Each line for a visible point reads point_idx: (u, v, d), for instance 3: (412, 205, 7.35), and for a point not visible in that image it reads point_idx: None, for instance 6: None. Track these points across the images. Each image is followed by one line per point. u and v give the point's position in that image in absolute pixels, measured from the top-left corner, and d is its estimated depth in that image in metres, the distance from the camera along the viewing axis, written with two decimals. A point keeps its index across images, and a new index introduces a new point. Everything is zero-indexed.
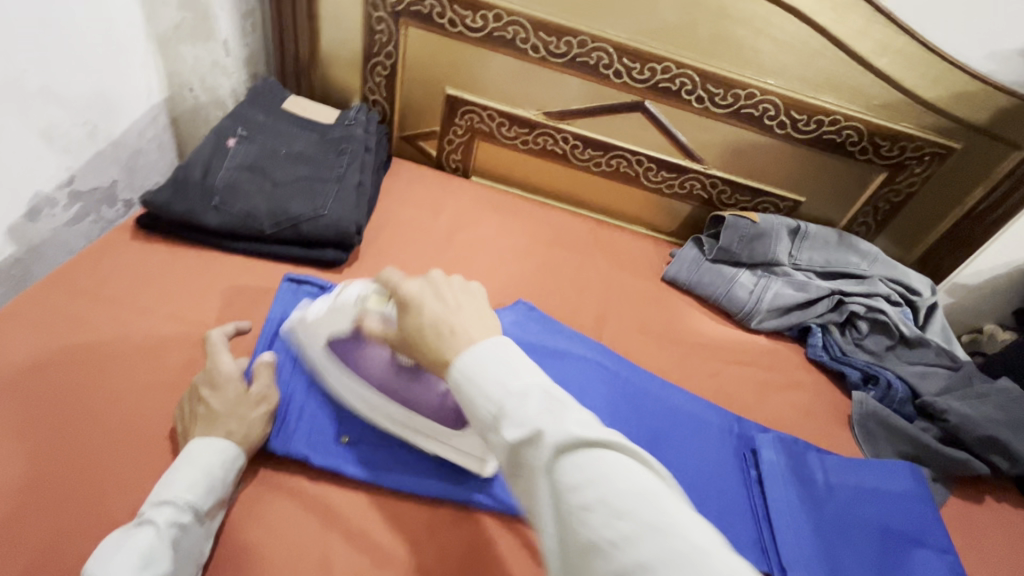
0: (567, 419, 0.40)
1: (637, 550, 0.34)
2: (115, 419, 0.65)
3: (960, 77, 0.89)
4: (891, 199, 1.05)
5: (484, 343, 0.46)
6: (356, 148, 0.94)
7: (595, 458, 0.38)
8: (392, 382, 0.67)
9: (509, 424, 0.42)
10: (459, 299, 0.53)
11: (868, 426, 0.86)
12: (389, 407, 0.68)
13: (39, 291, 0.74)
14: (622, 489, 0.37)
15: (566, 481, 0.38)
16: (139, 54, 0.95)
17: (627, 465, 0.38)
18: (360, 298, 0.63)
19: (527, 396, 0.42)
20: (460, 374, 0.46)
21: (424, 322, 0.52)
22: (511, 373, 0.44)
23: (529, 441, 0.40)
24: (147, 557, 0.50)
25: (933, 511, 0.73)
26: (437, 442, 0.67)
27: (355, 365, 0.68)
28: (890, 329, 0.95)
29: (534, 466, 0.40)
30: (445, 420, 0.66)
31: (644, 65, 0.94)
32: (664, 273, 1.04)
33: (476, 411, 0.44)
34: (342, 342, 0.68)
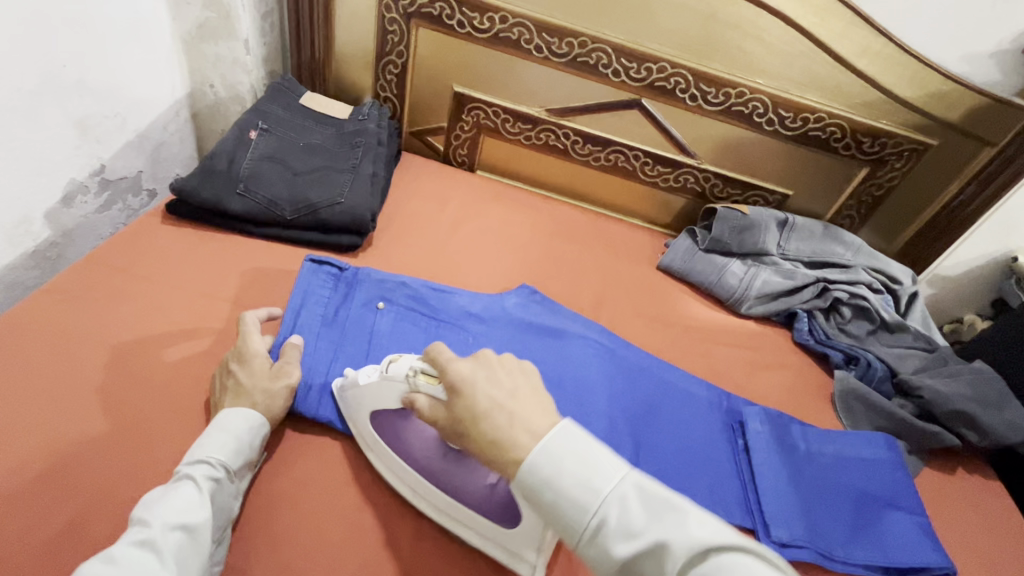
0: (680, 521, 0.43)
1: None
2: (151, 385, 0.70)
3: (934, 78, 0.95)
4: (873, 193, 1.11)
5: (552, 439, 0.48)
6: (369, 142, 1.00)
7: (722, 562, 0.41)
8: (437, 466, 0.62)
9: (617, 536, 0.44)
10: (512, 387, 0.53)
11: (848, 403, 0.92)
12: (431, 492, 0.63)
13: (77, 270, 0.80)
14: None
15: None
16: (165, 52, 1.00)
17: (751, 564, 0.41)
18: (408, 375, 0.58)
19: (628, 504, 0.45)
20: (540, 479, 0.47)
21: (478, 408, 0.52)
22: (600, 475, 0.46)
23: (647, 549, 0.43)
24: (188, 507, 0.52)
25: (906, 476, 0.79)
26: (482, 538, 0.62)
27: (398, 442, 0.64)
28: (872, 315, 1.01)
29: (659, 574, 0.43)
30: (491, 516, 0.60)
31: (641, 65, 1.00)
32: (659, 262, 1.10)
33: (572, 523, 0.46)
34: (391, 417, 0.64)
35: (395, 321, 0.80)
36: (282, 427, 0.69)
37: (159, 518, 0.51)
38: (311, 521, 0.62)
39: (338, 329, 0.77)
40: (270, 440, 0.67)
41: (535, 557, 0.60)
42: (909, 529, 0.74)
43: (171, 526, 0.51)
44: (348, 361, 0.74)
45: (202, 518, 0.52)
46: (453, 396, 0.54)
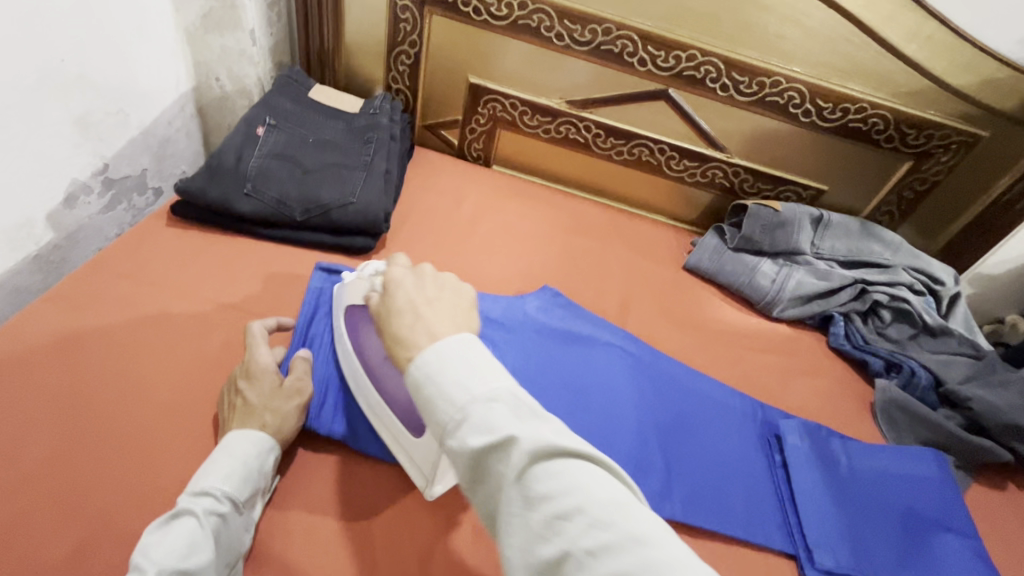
0: (541, 427, 0.40)
1: (617, 559, 0.34)
2: (158, 398, 0.67)
3: (989, 64, 0.88)
4: (915, 187, 1.04)
5: (449, 339, 0.44)
6: (382, 137, 0.96)
7: (568, 468, 0.38)
8: (380, 366, 0.65)
9: (471, 430, 0.40)
10: (441, 296, 0.50)
11: (890, 414, 0.87)
12: (364, 385, 0.65)
13: (81, 276, 0.76)
14: (599, 499, 0.37)
15: (538, 489, 0.37)
16: (168, 44, 0.96)
17: (601, 475, 0.38)
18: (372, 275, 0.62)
19: (495, 404, 0.40)
20: (422, 372, 0.43)
21: (396, 305, 0.49)
22: (475, 376, 0.42)
23: (498, 447, 0.39)
24: (189, 548, 0.49)
25: (957, 497, 0.74)
26: (392, 440, 0.63)
27: (358, 338, 0.67)
28: (913, 318, 0.95)
29: (504, 474, 0.39)
30: (407, 418, 0.62)
31: (669, 53, 0.94)
32: (685, 262, 1.04)
33: (436, 414, 0.41)
34: (359, 314, 0.68)
35: None
36: (295, 444, 0.65)
37: (155, 564, 0.47)
38: (326, 544, 0.58)
39: None
40: (283, 459, 0.64)
41: (431, 471, 0.60)
42: (962, 554, 0.69)
43: (168, 573, 0.47)
44: None
45: (202, 563, 0.49)
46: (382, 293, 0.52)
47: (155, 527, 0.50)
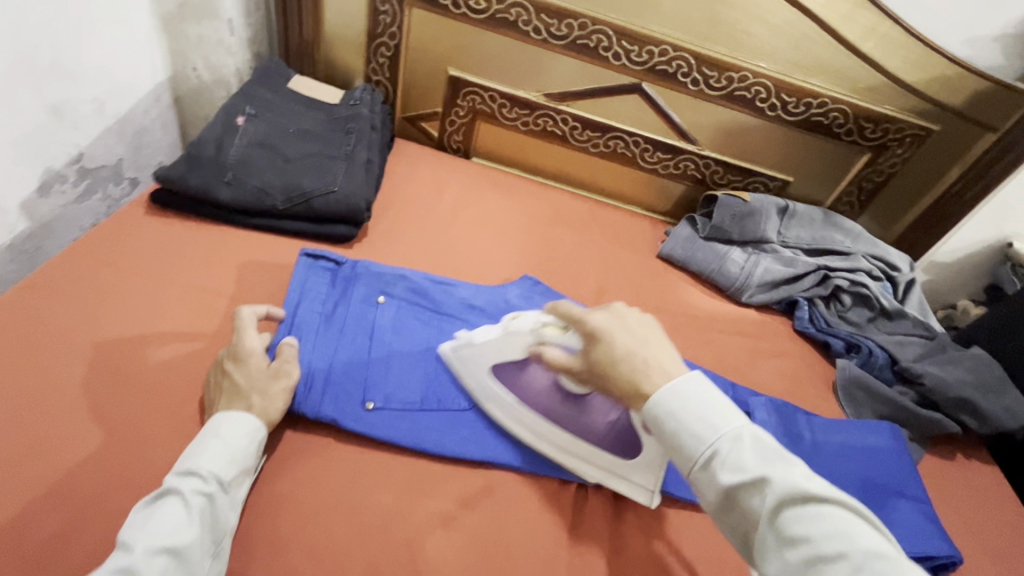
0: (790, 471, 0.48)
1: None
2: (142, 384, 0.67)
3: (939, 62, 0.94)
4: (873, 179, 1.10)
5: (687, 384, 0.54)
6: (363, 128, 0.97)
7: (821, 514, 0.45)
8: (557, 406, 0.70)
9: (727, 470, 0.49)
10: (641, 333, 0.59)
11: (851, 391, 0.92)
12: (556, 432, 0.69)
13: (58, 264, 0.76)
14: (854, 543, 0.44)
15: (793, 528, 0.45)
16: (145, 33, 0.95)
17: (854, 523, 0.45)
18: (536, 328, 0.66)
19: (744, 446, 0.50)
20: (666, 413, 0.53)
21: (618, 353, 0.58)
22: (723, 422, 0.51)
23: (754, 488, 0.48)
24: (175, 527, 0.50)
25: (910, 466, 0.80)
26: (606, 472, 0.68)
27: (519, 391, 0.70)
28: (871, 302, 1.01)
29: (756, 507, 0.48)
30: (612, 447, 0.68)
31: (643, 48, 0.98)
32: (660, 250, 1.08)
33: (688, 449, 0.52)
34: (510, 368, 0.71)
35: (398, 314, 0.78)
36: (281, 425, 0.66)
37: (141, 541, 0.48)
38: (316, 520, 0.59)
39: (337, 326, 0.74)
40: (268, 441, 0.64)
41: (655, 485, 0.67)
42: (915, 518, 0.74)
43: (156, 550, 0.48)
44: (349, 358, 0.71)
45: (188, 540, 0.50)
46: (591, 343, 0.60)
47: (141, 507, 0.51)
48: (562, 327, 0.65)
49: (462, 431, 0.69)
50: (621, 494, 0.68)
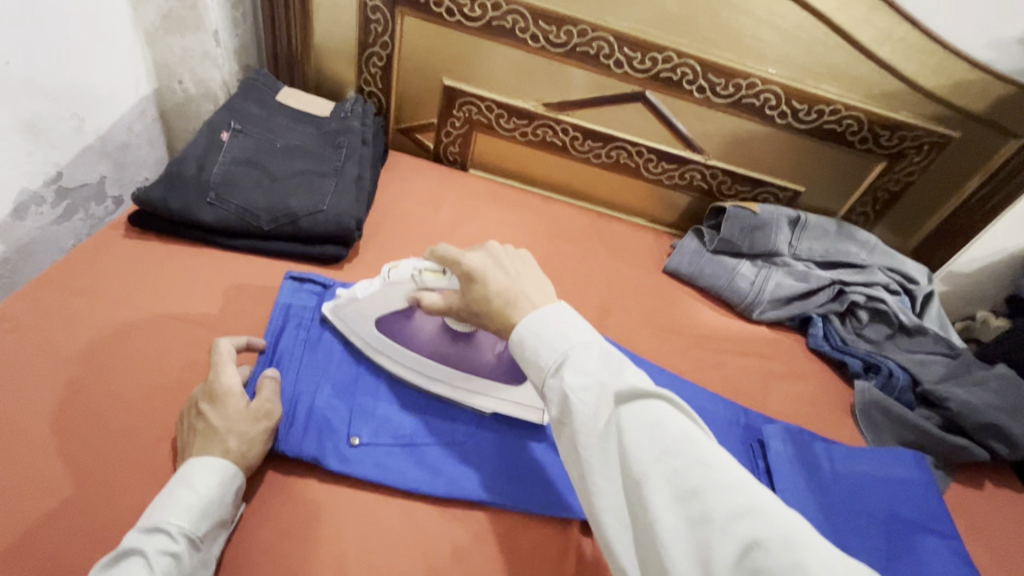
0: (626, 372, 0.46)
1: (688, 476, 0.40)
2: (116, 423, 0.63)
3: (960, 66, 0.89)
4: (889, 188, 1.05)
5: (545, 308, 0.52)
6: (353, 142, 0.93)
7: (647, 407, 0.44)
8: (445, 348, 0.69)
9: (569, 372, 0.47)
10: (513, 269, 0.58)
11: (871, 415, 0.87)
12: (445, 372, 0.69)
13: (31, 292, 0.72)
14: (672, 431, 0.42)
15: (620, 423, 0.44)
16: (126, 46, 0.91)
17: (676, 415, 0.44)
18: (415, 274, 0.63)
19: (586, 351, 0.48)
20: (526, 330, 0.51)
21: (491, 291, 0.56)
22: (573, 332, 0.50)
23: (589, 388, 0.46)
24: None
25: (938, 499, 0.75)
26: (496, 404, 0.68)
27: (405, 339, 0.70)
28: (889, 318, 0.96)
29: (591, 407, 0.45)
30: (500, 377, 0.68)
31: (646, 55, 0.93)
32: (666, 265, 1.04)
33: (538, 360, 0.50)
34: (393, 319, 0.69)
35: None
36: (264, 468, 0.61)
37: None
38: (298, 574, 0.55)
39: (324, 356, 0.70)
40: (248, 486, 0.59)
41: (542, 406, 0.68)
42: (946, 557, 0.69)
43: None
44: (337, 392, 0.67)
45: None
46: (467, 283, 0.58)
47: (100, 569, 0.47)
48: (440, 271, 0.62)
49: (455, 468, 0.64)
50: (514, 420, 0.69)
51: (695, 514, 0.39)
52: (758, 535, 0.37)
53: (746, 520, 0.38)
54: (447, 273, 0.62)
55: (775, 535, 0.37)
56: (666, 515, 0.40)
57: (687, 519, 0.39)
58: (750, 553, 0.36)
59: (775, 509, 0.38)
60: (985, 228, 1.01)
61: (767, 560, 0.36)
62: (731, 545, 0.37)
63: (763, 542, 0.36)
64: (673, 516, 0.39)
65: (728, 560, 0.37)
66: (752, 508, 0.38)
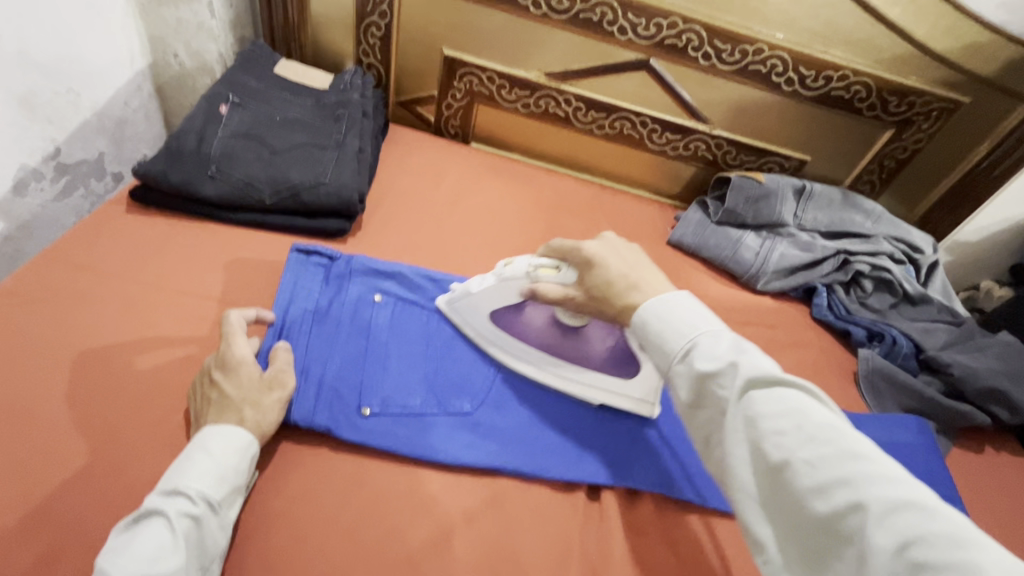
0: (760, 360, 0.47)
1: (834, 467, 0.40)
2: (125, 395, 0.63)
3: (971, 28, 0.87)
4: (897, 156, 1.04)
5: (669, 296, 0.53)
6: (353, 114, 0.91)
7: (784, 394, 0.44)
8: (557, 341, 0.72)
9: (702, 358, 0.48)
10: (631, 256, 0.60)
11: (874, 382, 0.87)
12: (560, 365, 0.72)
13: (34, 268, 0.72)
14: (814, 420, 0.42)
15: (756, 410, 0.44)
16: (120, 17, 0.89)
17: (815, 406, 0.44)
18: (530, 270, 0.64)
19: (718, 338, 0.49)
20: (653, 316, 0.52)
21: (613, 276, 0.57)
22: (701, 319, 0.51)
23: (722, 373, 0.46)
24: (157, 554, 0.46)
25: (940, 463, 0.76)
26: (610, 395, 0.71)
27: (519, 332, 0.73)
28: (894, 287, 0.96)
29: (725, 395, 0.46)
30: (614, 370, 0.71)
31: (650, 21, 0.91)
32: (670, 236, 1.03)
33: (666, 346, 0.51)
34: (507, 313, 0.72)
35: (395, 313, 0.74)
36: (275, 438, 0.62)
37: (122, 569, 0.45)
38: (313, 538, 0.56)
39: (332, 328, 0.70)
40: (261, 454, 0.60)
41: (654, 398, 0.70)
42: None
43: None
44: (345, 363, 0.67)
45: (171, 568, 0.46)
46: (587, 270, 0.60)
47: (122, 529, 0.48)
48: (556, 266, 0.64)
49: (466, 436, 0.65)
50: (623, 410, 0.71)
51: (847, 504, 0.38)
52: (916, 528, 0.35)
53: (905, 514, 0.36)
54: (562, 267, 0.63)
55: (936, 529, 0.35)
56: (815, 502, 0.40)
57: (837, 508, 0.39)
58: (909, 546, 0.35)
59: (938, 505, 0.37)
60: (989, 199, 1.02)
61: (933, 556, 0.34)
62: (890, 538, 0.36)
63: (921, 536, 0.35)
64: (823, 505, 0.39)
65: (887, 554, 0.35)
66: (914, 502, 0.37)
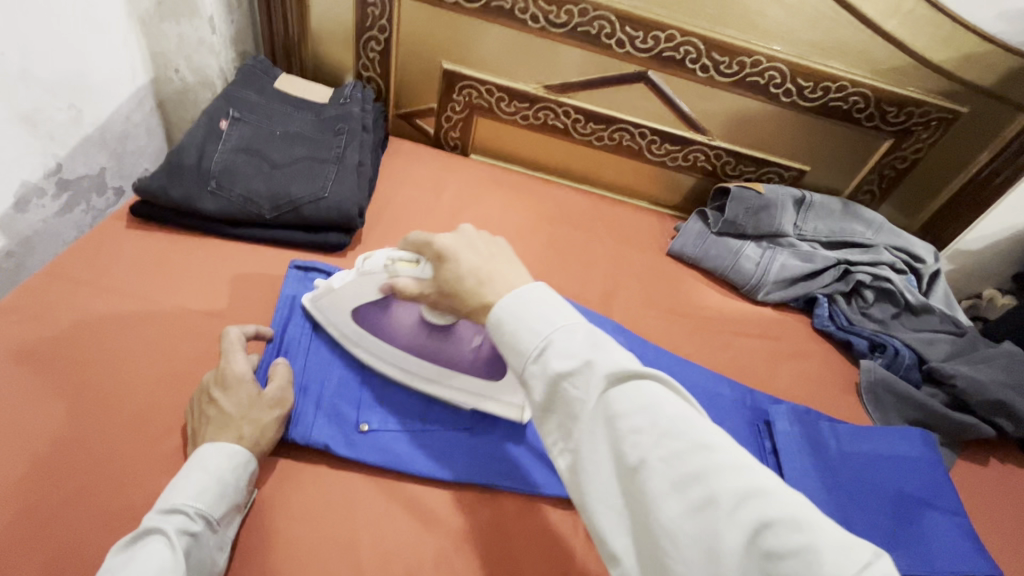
0: (614, 353, 0.43)
1: (688, 461, 0.38)
2: (125, 412, 0.63)
3: (969, 39, 0.87)
4: (896, 166, 1.04)
5: (523, 288, 0.48)
6: (353, 128, 0.92)
7: (636, 388, 0.41)
8: (421, 342, 0.66)
9: (555, 356, 0.44)
10: (487, 251, 0.55)
11: (877, 394, 0.86)
12: (425, 366, 0.67)
13: (36, 284, 0.72)
14: (667, 413, 0.40)
15: (613, 409, 0.41)
16: (120, 34, 0.90)
17: (667, 396, 0.41)
18: (387, 265, 0.61)
19: (572, 333, 0.44)
20: (505, 312, 0.47)
21: (462, 270, 0.53)
22: (553, 312, 0.46)
23: (577, 372, 0.43)
24: (159, 570, 0.45)
25: (944, 476, 0.75)
26: (476, 397, 0.67)
27: (384, 331, 0.68)
28: (896, 297, 0.96)
29: (579, 396, 0.42)
30: (479, 372, 0.66)
31: (648, 34, 0.92)
32: (670, 248, 1.03)
33: (520, 346, 0.45)
34: (371, 310, 0.67)
35: None
36: (274, 455, 0.62)
37: None
38: (311, 556, 0.55)
39: (330, 344, 0.70)
40: (261, 471, 0.60)
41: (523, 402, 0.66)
42: (952, 532, 0.69)
43: None
44: (343, 379, 0.68)
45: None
46: (439, 265, 0.56)
47: (119, 549, 0.47)
48: (414, 260, 0.60)
49: (463, 453, 0.65)
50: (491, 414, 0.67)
51: (700, 500, 0.37)
52: (763, 517, 0.35)
53: (754, 503, 0.36)
54: (421, 262, 0.60)
55: (782, 516, 0.35)
56: (667, 502, 0.38)
57: (691, 505, 0.37)
58: (760, 536, 0.35)
59: (782, 490, 0.37)
60: (993, 205, 1.01)
61: (779, 545, 0.34)
62: (739, 531, 0.35)
63: (769, 523, 0.35)
64: (676, 504, 0.37)
65: (738, 550, 0.35)
66: (761, 490, 0.36)
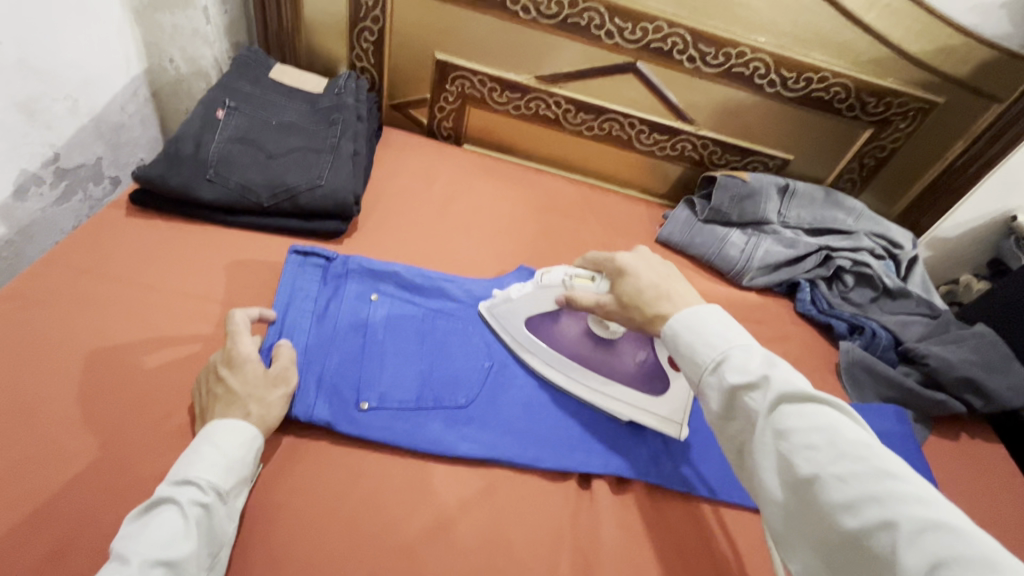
0: (792, 376, 0.49)
1: (866, 484, 0.40)
2: (130, 394, 0.65)
3: (944, 31, 0.90)
4: (876, 154, 1.08)
5: (701, 310, 0.56)
6: (348, 118, 0.93)
7: (814, 410, 0.46)
8: (588, 352, 0.75)
9: (732, 370, 0.51)
10: (664, 270, 0.64)
11: (854, 373, 0.90)
12: (589, 374, 0.74)
13: (37, 271, 0.73)
14: (847, 438, 0.43)
15: (787, 424, 0.46)
16: (115, 24, 0.90)
17: (845, 423, 0.45)
18: (566, 279, 0.70)
19: (749, 352, 0.52)
20: (683, 325, 0.56)
21: (643, 285, 0.63)
22: (729, 334, 0.54)
23: (754, 386, 0.49)
24: (172, 538, 0.48)
25: (917, 449, 0.80)
26: (633, 408, 0.73)
27: (552, 338, 0.76)
28: (875, 282, 0.99)
29: (755, 409, 0.48)
30: (641, 386, 0.73)
31: (636, 25, 0.94)
32: (658, 235, 1.06)
33: (699, 357, 0.54)
34: (542, 320, 0.76)
35: (391, 310, 0.76)
36: (277, 432, 0.64)
37: (137, 554, 0.46)
38: (311, 528, 0.58)
39: (330, 328, 0.72)
40: (265, 448, 0.63)
41: (680, 417, 0.72)
42: None
43: (152, 563, 0.46)
44: (344, 360, 0.70)
45: (183, 553, 0.48)
46: (619, 278, 0.66)
47: (134, 517, 0.50)
48: (591, 277, 0.69)
49: (460, 430, 0.67)
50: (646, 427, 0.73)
51: (877, 520, 0.38)
52: (948, 550, 0.35)
53: (936, 536, 0.36)
54: (596, 278, 0.69)
55: (967, 553, 0.35)
56: (843, 517, 0.40)
57: (867, 524, 0.39)
58: (940, 569, 0.35)
59: (970, 530, 0.36)
60: (965, 194, 1.05)
61: None
62: (922, 559, 0.36)
63: (953, 556, 0.35)
64: (853, 521, 0.40)
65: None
66: (946, 525, 0.36)
